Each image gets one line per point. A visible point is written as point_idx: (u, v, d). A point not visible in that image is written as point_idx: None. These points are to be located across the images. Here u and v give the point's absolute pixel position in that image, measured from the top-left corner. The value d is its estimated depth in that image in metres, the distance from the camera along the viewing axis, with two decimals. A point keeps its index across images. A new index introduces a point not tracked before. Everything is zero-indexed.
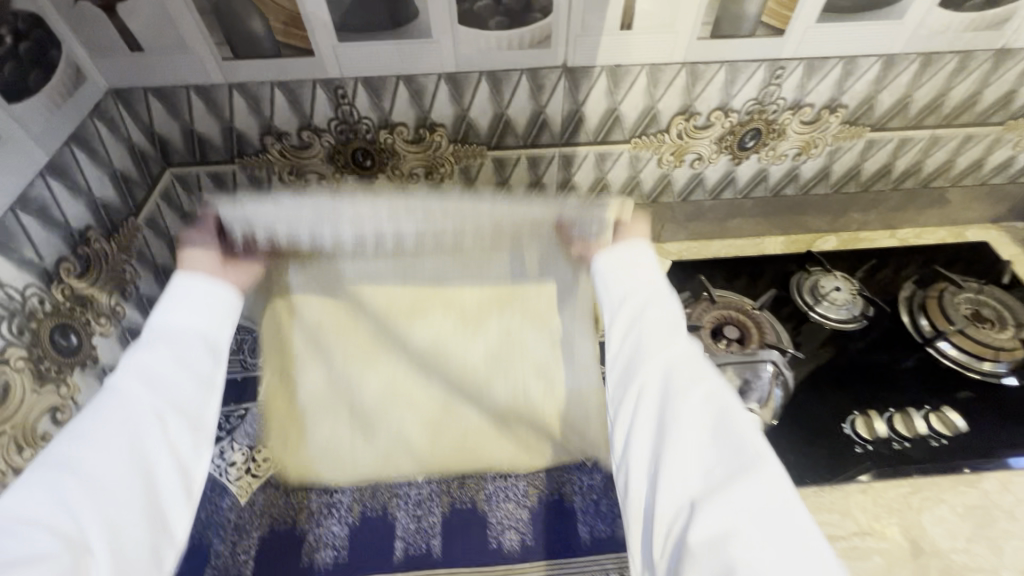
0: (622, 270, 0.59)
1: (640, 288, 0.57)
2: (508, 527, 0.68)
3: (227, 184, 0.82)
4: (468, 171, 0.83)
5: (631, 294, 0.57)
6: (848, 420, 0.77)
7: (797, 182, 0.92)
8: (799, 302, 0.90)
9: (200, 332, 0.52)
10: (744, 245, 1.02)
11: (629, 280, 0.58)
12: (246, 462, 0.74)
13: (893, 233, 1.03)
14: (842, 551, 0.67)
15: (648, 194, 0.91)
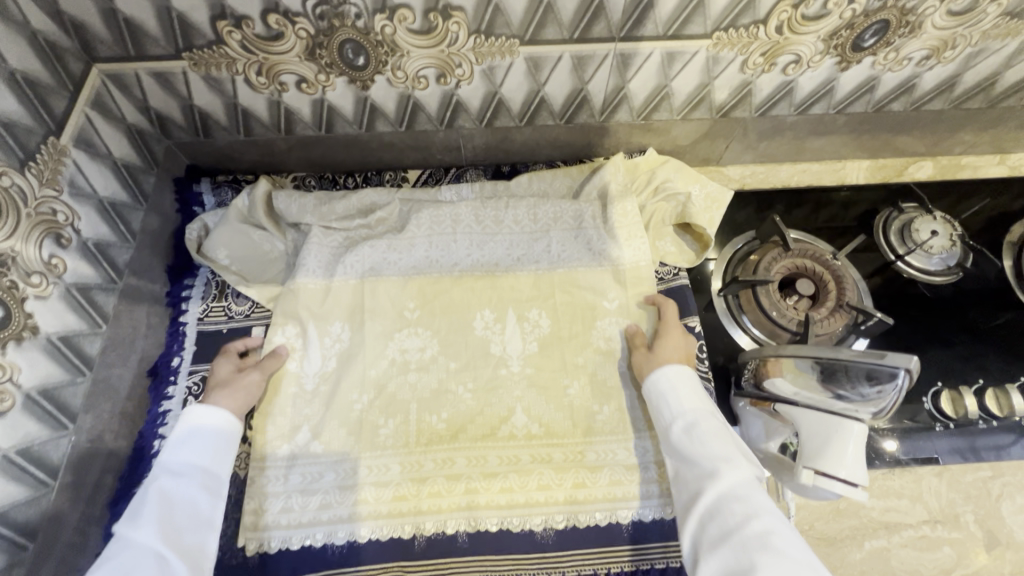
0: (676, 380, 0.61)
1: (681, 391, 0.60)
2: (543, 513, 0.61)
3: (178, 89, 0.64)
4: (491, 73, 0.64)
5: (686, 397, 0.60)
6: (931, 392, 0.66)
7: (909, 95, 0.72)
8: (885, 248, 0.76)
9: (200, 471, 0.55)
10: (819, 171, 0.85)
11: (690, 393, 0.60)
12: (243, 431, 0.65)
13: (1002, 159, 0.85)
14: (909, 540, 0.61)
15: (718, 108, 0.72)
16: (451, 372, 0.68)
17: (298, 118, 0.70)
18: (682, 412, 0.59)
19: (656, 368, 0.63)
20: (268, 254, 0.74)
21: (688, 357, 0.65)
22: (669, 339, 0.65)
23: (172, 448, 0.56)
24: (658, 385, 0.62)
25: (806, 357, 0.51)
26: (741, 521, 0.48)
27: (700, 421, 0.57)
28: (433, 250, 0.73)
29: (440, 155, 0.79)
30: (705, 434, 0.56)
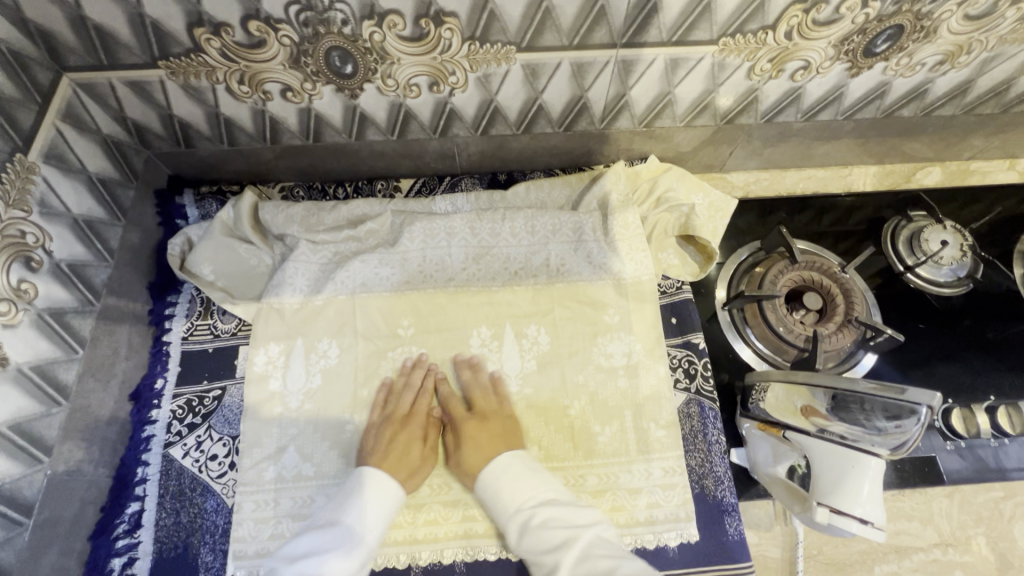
0: (501, 461, 0.58)
1: (518, 469, 0.57)
2: None
3: (155, 99, 0.61)
4: (486, 81, 0.61)
5: (506, 483, 0.56)
6: (942, 410, 0.64)
7: (921, 100, 0.69)
8: (893, 259, 0.74)
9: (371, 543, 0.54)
10: (825, 177, 0.82)
11: (516, 479, 0.57)
12: (229, 457, 0.63)
13: (1012, 164, 0.83)
14: (920, 564, 0.59)
15: (722, 115, 0.69)
16: (447, 392, 0.66)
17: (284, 127, 0.66)
18: (516, 506, 0.55)
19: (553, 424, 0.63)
20: (253, 269, 0.71)
21: (586, 407, 0.64)
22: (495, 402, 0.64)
23: (369, 511, 0.56)
24: (484, 483, 0.58)
25: (824, 387, 0.49)
26: (609, 571, 0.46)
27: (524, 513, 0.54)
28: (427, 264, 0.70)
29: (433, 163, 0.76)
30: (545, 518, 0.53)
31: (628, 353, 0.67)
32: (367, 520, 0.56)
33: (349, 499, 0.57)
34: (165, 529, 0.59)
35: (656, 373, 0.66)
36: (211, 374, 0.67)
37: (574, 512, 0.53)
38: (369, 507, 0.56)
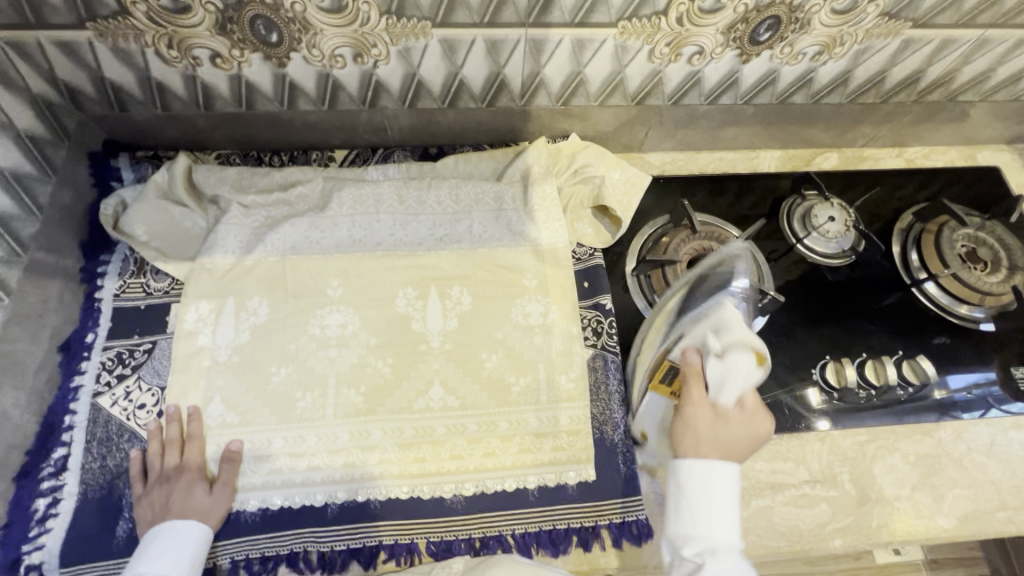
0: (700, 482, 0.51)
1: (725, 502, 0.51)
2: (454, 480, 0.64)
3: (85, 60, 0.63)
4: (408, 54, 0.65)
5: (701, 505, 0.51)
6: (819, 365, 0.74)
7: (809, 88, 0.77)
8: (787, 232, 0.82)
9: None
10: (734, 159, 0.90)
11: (709, 509, 0.50)
12: (157, 405, 0.66)
13: (900, 152, 0.92)
14: (791, 498, 0.66)
15: (632, 96, 0.75)
16: (371, 347, 0.70)
17: (216, 94, 0.70)
18: (704, 535, 0.50)
19: (695, 453, 0.53)
20: (188, 231, 0.74)
21: (745, 441, 0.53)
22: (740, 401, 0.54)
23: (150, 556, 0.55)
24: (692, 483, 0.52)
25: (675, 321, 0.64)
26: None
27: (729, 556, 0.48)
28: (356, 230, 0.74)
29: (367, 135, 0.80)
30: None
31: (543, 313, 0.72)
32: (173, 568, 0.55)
33: (166, 545, 0.56)
34: (91, 472, 0.62)
35: (567, 330, 0.71)
36: (143, 329, 0.70)
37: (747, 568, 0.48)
38: (155, 557, 0.55)
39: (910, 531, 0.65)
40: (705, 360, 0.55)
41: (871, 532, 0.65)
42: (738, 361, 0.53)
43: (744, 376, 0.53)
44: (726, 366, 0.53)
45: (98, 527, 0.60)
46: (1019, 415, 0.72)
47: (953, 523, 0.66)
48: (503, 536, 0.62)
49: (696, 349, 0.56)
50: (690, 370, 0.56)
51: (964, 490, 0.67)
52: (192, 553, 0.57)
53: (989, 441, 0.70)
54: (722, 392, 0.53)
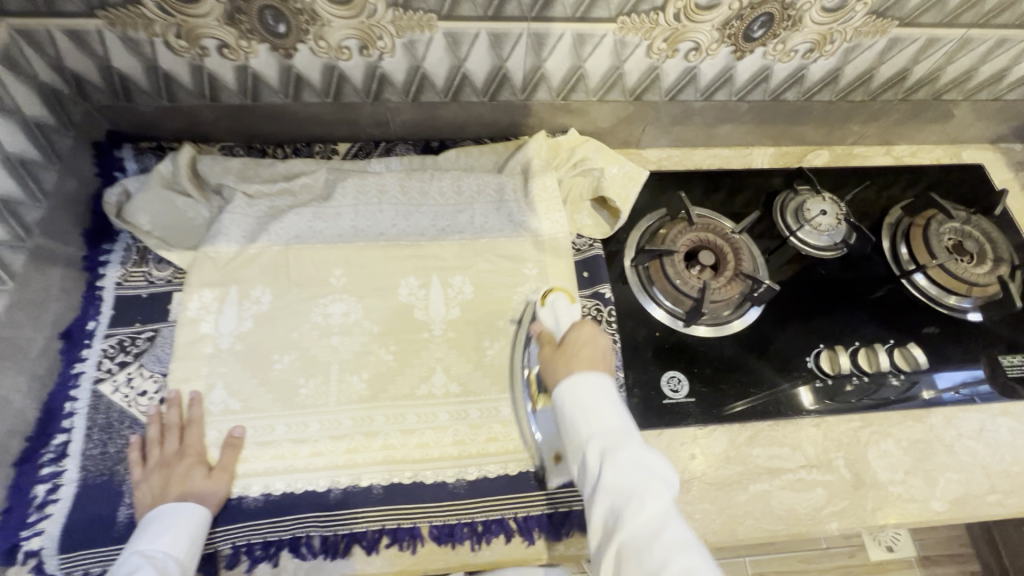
0: (579, 389, 0.57)
1: (601, 400, 0.56)
2: (456, 465, 0.64)
3: (94, 48, 0.64)
4: (413, 47, 0.67)
5: (584, 408, 0.56)
6: (814, 353, 0.76)
7: (800, 85, 0.79)
8: (781, 225, 0.84)
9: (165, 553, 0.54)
10: (729, 155, 0.92)
11: (592, 411, 0.55)
12: (160, 392, 0.66)
13: (888, 150, 0.95)
14: (788, 483, 0.67)
15: (630, 91, 0.78)
16: (374, 335, 0.71)
17: (222, 85, 0.71)
18: (595, 435, 0.54)
19: (569, 371, 0.59)
20: (190, 221, 0.74)
21: (599, 351, 0.61)
22: (575, 329, 0.63)
23: (149, 533, 0.56)
24: (570, 397, 0.57)
25: (523, 354, 0.70)
26: (658, 563, 0.45)
27: (622, 440, 0.53)
28: (359, 221, 0.75)
29: (369, 129, 0.81)
30: (620, 458, 0.51)
31: None
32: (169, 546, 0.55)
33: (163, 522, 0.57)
34: (92, 458, 0.62)
35: None
36: (145, 317, 0.70)
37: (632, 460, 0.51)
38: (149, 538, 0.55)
39: (905, 514, 0.66)
40: (542, 321, 0.68)
41: (866, 515, 0.66)
42: (556, 305, 0.67)
43: (569, 312, 0.67)
44: (553, 311, 0.67)
45: (98, 514, 0.59)
46: (1007, 401, 0.74)
47: (945, 506, 0.67)
48: (505, 521, 0.63)
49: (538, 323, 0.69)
50: (546, 338, 0.66)
51: (955, 474, 0.69)
52: (189, 532, 0.57)
53: (978, 426, 0.72)
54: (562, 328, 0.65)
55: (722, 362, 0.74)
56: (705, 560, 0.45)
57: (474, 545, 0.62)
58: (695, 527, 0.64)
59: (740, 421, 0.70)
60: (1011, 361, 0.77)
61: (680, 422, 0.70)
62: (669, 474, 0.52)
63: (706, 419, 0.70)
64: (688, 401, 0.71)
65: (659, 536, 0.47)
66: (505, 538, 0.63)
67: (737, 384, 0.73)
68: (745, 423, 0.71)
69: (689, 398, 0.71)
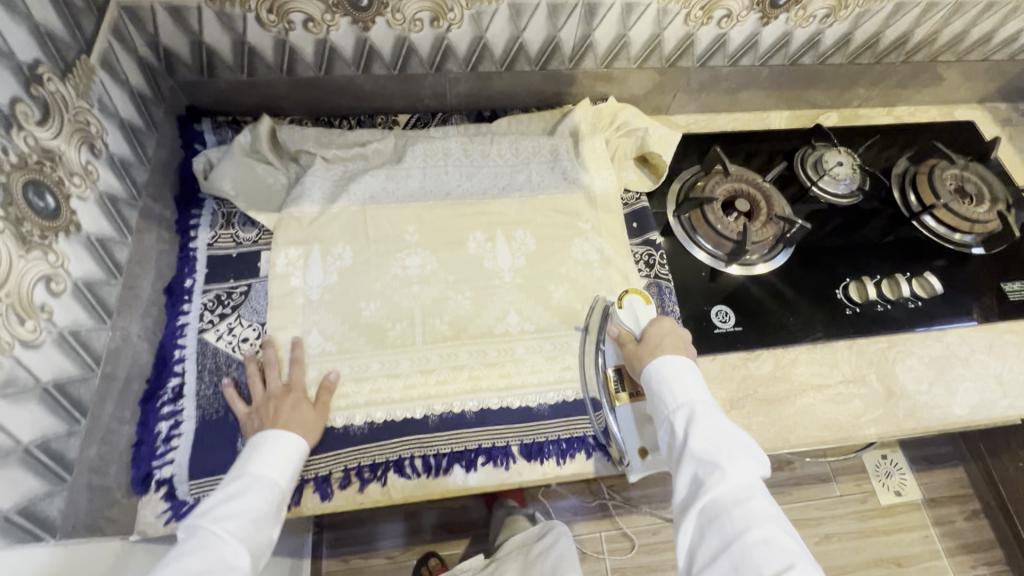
0: (671, 369, 0.62)
1: (691, 381, 0.61)
2: (537, 391, 0.71)
3: (190, 24, 0.70)
4: (479, 18, 0.74)
5: (675, 385, 0.61)
6: (842, 286, 0.85)
7: (816, 50, 0.89)
8: (803, 177, 0.92)
9: (275, 481, 0.59)
10: (749, 119, 1.01)
11: (683, 382, 0.61)
12: (259, 338, 0.72)
13: (889, 111, 1.05)
14: (829, 396, 0.76)
15: (666, 58, 0.86)
16: (450, 284, 0.78)
17: (301, 59, 0.77)
18: (685, 403, 0.59)
19: (655, 357, 0.65)
20: (271, 186, 0.80)
21: (679, 341, 0.67)
22: (655, 323, 0.69)
23: (260, 458, 0.60)
24: (658, 377, 0.63)
25: (594, 353, 0.73)
26: (738, 527, 0.49)
27: (709, 410, 0.58)
28: (427, 182, 0.82)
29: (427, 101, 0.88)
30: (704, 422, 0.57)
31: (600, 250, 0.81)
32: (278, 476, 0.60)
33: (274, 454, 0.61)
34: (206, 398, 0.67)
35: (622, 263, 0.80)
36: (237, 274, 0.75)
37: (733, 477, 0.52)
38: (260, 466, 0.60)
39: (932, 417, 0.75)
40: (622, 322, 0.73)
41: (899, 420, 0.75)
42: (634, 307, 0.73)
43: (646, 313, 0.73)
44: (630, 311, 0.74)
45: (218, 444, 0.64)
46: (1011, 320, 0.83)
47: (966, 410, 0.76)
48: (586, 437, 0.70)
49: (616, 325, 0.73)
50: (626, 336, 0.70)
51: (972, 383, 0.78)
52: (294, 464, 0.62)
53: (988, 342, 0.82)
54: (643, 330, 0.70)
55: (762, 297, 0.83)
56: (787, 536, 0.48)
57: (559, 459, 0.69)
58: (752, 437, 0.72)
59: (782, 346, 0.79)
60: (1012, 287, 0.86)
61: (730, 348, 0.78)
62: (761, 458, 0.55)
63: (752, 345, 0.78)
64: (735, 330, 0.79)
65: (742, 502, 0.51)
66: (587, 453, 0.70)
67: (776, 315, 0.81)
68: (786, 348, 0.79)
69: (736, 326, 0.80)
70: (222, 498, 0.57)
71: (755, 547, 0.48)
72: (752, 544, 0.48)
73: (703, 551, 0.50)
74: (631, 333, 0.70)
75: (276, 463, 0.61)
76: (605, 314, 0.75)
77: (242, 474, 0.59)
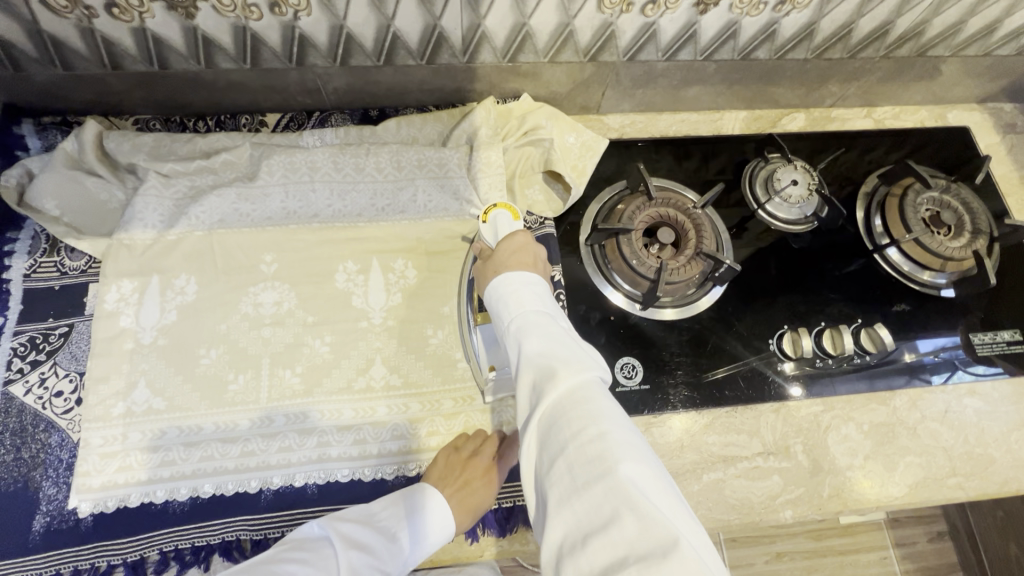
0: (510, 283, 0.51)
1: (529, 291, 0.51)
2: (396, 461, 0.61)
3: None
4: (330, 4, 0.59)
5: (511, 300, 0.50)
6: (777, 334, 0.72)
7: (772, 42, 0.72)
8: (749, 197, 0.78)
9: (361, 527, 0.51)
10: (697, 121, 0.85)
11: (520, 296, 0.50)
12: (76, 392, 0.62)
13: (868, 112, 0.88)
14: (743, 471, 0.65)
15: (584, 50, 0.70)
16: (308, 326, 0.66)
17: (121, 50, 0.63)
18: (520, 315, 0.49)
19: (500, 276, 0.53)
20: (105, 205, 0.68)
21: (529, 258, 0.55)
22: (507, 239, 0.58)
23: (349, 522, 0.51)
24: (498, 292, 0.52)
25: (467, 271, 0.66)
26: (573, 429, 0.39)
27: (545, 317, 0.48)
28: (290, 201, 0.69)
29: (300, 97, 0.74)
30: (540, 329, 0.47)
31: None
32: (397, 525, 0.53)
33: (402, 505, 0.54)
34: (4, 465, 0.58)
35: None
36: (58, 311, 0.65)
37: (572, 376, 0.42)
38: (429, 524, 0.53)
39: (862, 499, 0.65)
40: (483, 239, 0.61)
41: (822, 502, 0.64)
42: (497, 221, 0.61)
43: (510, 228, 0.60)
44: (493, 226, 0.61)
45: (10, 524, 0.56)
46: (976, 381, 0.71)
47: (903, 491, 0.65)
48: None
49: (479, 241, 0.63)
50: (484, 251, 0.60)
51: (916, 458, 0.67)
52: (433, 529, 0.54)
53: (943, 407, 0.70)
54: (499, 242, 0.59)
55: (680, 345, 0.71)
56: (627, 429, 0.39)
57: None
58: None
59: (695, 408, 0.67)
60: (981, 339, 0.73)
61: (632, 410, 0.67)
62: (602, 364, 0.46)
63: (659, 407, 0.67)
64: (641, 389, 0.68)
65: (577, 403, 0.40)
66: None
67: (694, 368, 0.69)
68: (701, 410, 0.68)
69: (643, 384, 0.68)
70: (326, 559, 0.47)
71: (592, 447, 0.38)
72: (590, 446, 0.38)
73: (543, 464, 0.40)
74: (491, 247, 0.60)
75: (388, 516, 0.53)
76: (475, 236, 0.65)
77: (332, 533, 0.49)
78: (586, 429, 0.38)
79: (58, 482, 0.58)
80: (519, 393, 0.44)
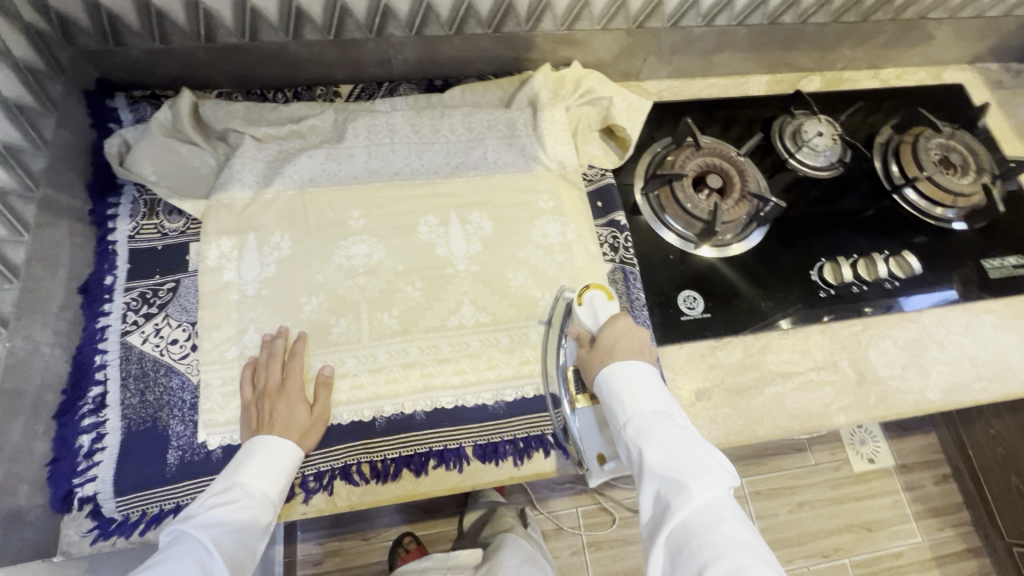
0: (624, 372, 0.52)
1: (643, 382, 0.51)
2: (495, 387, 0.67)
3: None
4: None
5: (627, 394, 0.51)
6: (817, 265, 0.80)
7: (796, 7, 0.83)
8: (780, 147, 0.87)
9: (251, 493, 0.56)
10: (726, 85, 0.93)
11: (637, 393, 0.51)
12: (190, 340, 0.66)
13: (875, 73, 0.98)
14: (799, 384, 0.73)
15: (633, 18, 0.80)
16: (399, 273, 0.72)
17: (219, 22, 0.68)
18: (637, 416, 0.50)
19: (606, 365, 0.54)
20: (197, 170, 0.73)
21: (637, 344, 0.55)
22: (610, 324, 0.56)
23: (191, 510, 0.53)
24: (611, 387, 0.52)
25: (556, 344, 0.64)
26: (706, 556, 0.42)
27: (665, 418, 0.49)
28: (372, 162, 0.75)
29: (371, 69, 0.80)
30: (662, 437, 0.47)
31: (562, 233, 0.75)
32: (269, 489, 0.57)
33: (257, 462, 0.57)
34: (131, 408, 0.62)
35: (587, 249, 0.75)
36: (164, 268, 0.69)
37: (701, 495, 0.44)
38: (267, 475, 0.57)
39: (904, 403, 0.73)
40: (579, 321, 0.59)
41: (870, 407, 0.72)
42: (594, 303, 0.59)
43: (608, 311, 0.59)
44: (590, 309, 0.59)
45: (145, 458, 0.60)
46: (991, 299, 0.80)
47: (938, 395, 0.73)
48: (545, 436, 0.67)
49: (575, 322, 0.61)
50: (583, 336, 0.59)
51: (947, 366, 0.75)
52: (283, 473, 0.58)
53: (965, 323, 0.78)
54: (600, 326, 0.57)
55: (732, 279, 0.78)
56: (758, 553, 0.42)
57: (517, 459, 0.66)
58: (718, 429, 0.69)
59: (752, 332, 0.75)
60: (992, 264, 0.82)
61: (697, 336, 0.74)
62: (727, 468, 0.48)
63: (720, 332, 0.74)
64: (703, 317, 0.75)
65: (708, 526, 0.43)
66: (545, 450, 0.66)
67: (747, 298, 0.77)
68: (757, 334, 0.75)
69: (704, 313, 0.75)
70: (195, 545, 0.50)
71: None
72: None
73: None
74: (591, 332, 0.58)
75: (259, 480, 0.57)
76: (565, 310, 0.64)
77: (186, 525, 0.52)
78: (718, 556, 0.41)
79: (184, 419, 0.62)
80: (642, 499, 0.47)
